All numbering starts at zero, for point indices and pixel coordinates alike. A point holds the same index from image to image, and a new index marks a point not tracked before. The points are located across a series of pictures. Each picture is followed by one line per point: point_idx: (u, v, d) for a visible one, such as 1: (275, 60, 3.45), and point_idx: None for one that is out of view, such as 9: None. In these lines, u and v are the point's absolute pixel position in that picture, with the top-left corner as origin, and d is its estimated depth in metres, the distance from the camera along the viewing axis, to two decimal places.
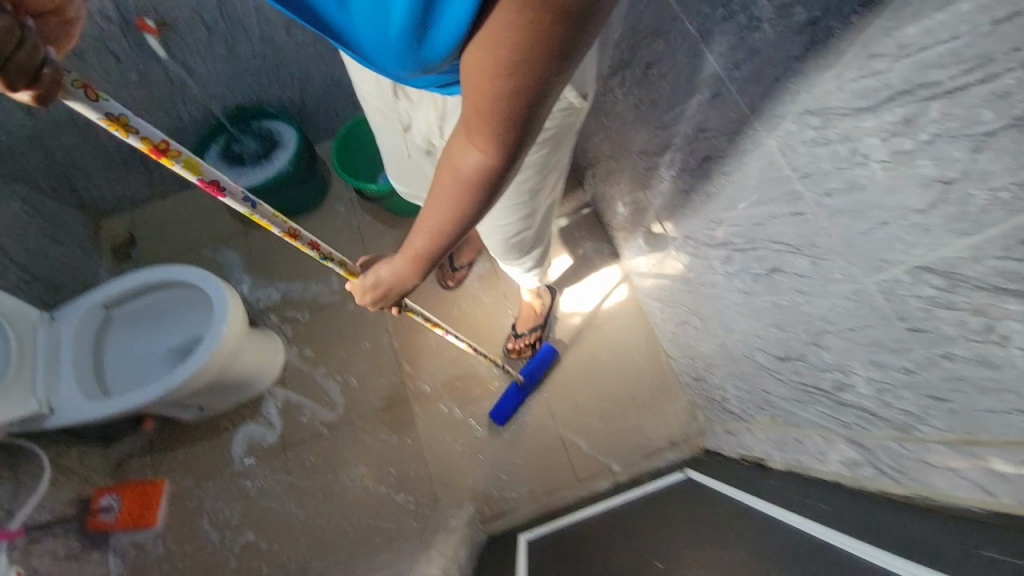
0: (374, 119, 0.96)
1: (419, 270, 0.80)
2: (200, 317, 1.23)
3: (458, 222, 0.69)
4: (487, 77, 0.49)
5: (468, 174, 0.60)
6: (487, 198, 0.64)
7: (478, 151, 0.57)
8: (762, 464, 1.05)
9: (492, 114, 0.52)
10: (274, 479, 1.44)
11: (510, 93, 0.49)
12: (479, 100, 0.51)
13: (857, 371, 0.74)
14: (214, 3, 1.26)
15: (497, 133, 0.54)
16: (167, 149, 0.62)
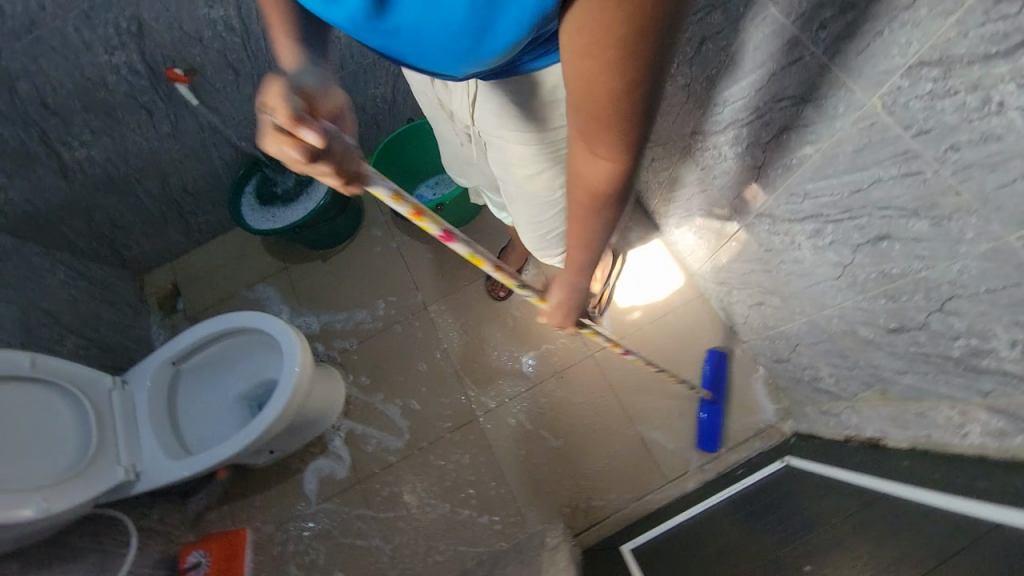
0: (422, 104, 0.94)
1: (583, 279, 0.77)
2: (269, 360, 1.24)
3: (599, 228, 0.66)
4: (605, 86, 0.46)
5: (598, 181, 0.57)
6: (624, 196, 0.61)
7: (603, 161, 0.55)
8: (880, 444, 0.99)
9: (614, 121, 0.49)
10: (354, 515, 1.41)
11: (630, 94, 0.46)
12: (596, 111, 0.48)
13: (1001, 335, 0.68)
14: (238, 43, 1.24)
15: (625, 134, 0.51)
16: (424, 211, 0.65)
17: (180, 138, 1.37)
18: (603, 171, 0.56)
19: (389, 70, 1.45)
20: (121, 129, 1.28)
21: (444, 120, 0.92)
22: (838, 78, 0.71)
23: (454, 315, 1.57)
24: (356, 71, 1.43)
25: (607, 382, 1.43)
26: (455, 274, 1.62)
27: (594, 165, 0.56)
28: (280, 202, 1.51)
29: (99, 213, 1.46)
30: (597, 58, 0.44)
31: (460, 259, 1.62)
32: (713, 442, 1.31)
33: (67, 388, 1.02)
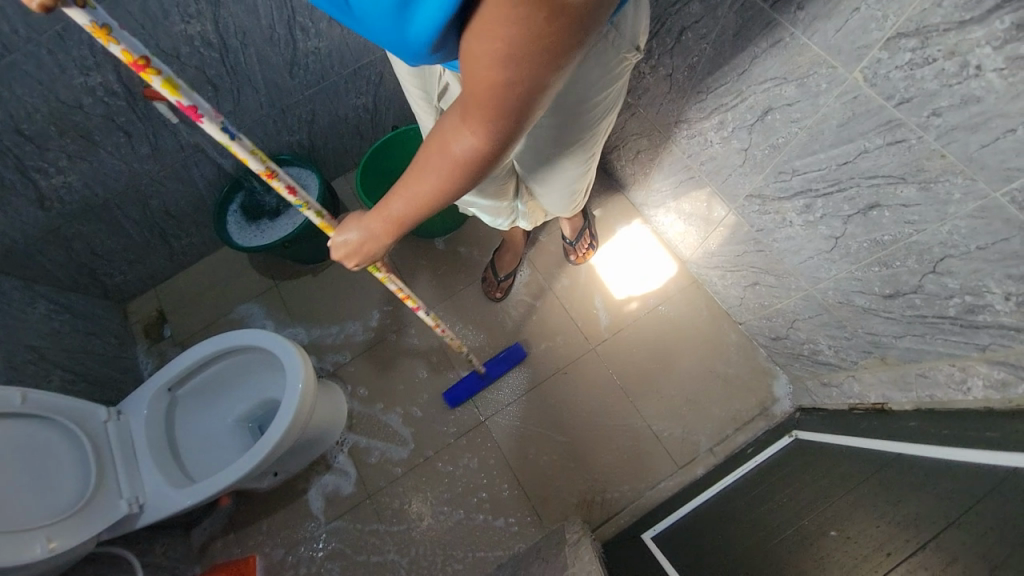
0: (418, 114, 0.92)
1: (396, 233, 0.76)
2: (270, 380, 1.23)
3: (440, 195, 0.66)
4: (490, 78, 0.45)
5: (463, 155, 0.57)
6: (478, 176, 0.61)
7: (468, 134, 0.54)
8: (884, 409, 1.02)
9: (491, 109, 0.49)
10: (366, 531, 1.38)
11: (508, 91, 0.46)
12: (478, 93, 0.47)
13: (994, 290, 0.71)
14: (217, 59, 1.22)
15: (500, 121, 0.51)
16: (149, 64, 0.59)
17: (161, 160, 1.34)
18: (468, 145, 0.55)
19: (370, 79, 1.45)
20: (98, 154, 1.25)
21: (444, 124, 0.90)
22: (820, 56, 0.74)
23: (453, 320, 1.56)
24: (337, 83, 1.42)
25: (610, 373, 1.44)
26: (450, 279, 1.61)
27: (461, 137, 0.55)
28: (268, 216, 1.49)
29: (79, 242, 1.41)
30: (487, 47, 0.42)
31: (454, 263, 1.62)
32: (458, 400, 1.44)
33: (63, 422, 0.98)
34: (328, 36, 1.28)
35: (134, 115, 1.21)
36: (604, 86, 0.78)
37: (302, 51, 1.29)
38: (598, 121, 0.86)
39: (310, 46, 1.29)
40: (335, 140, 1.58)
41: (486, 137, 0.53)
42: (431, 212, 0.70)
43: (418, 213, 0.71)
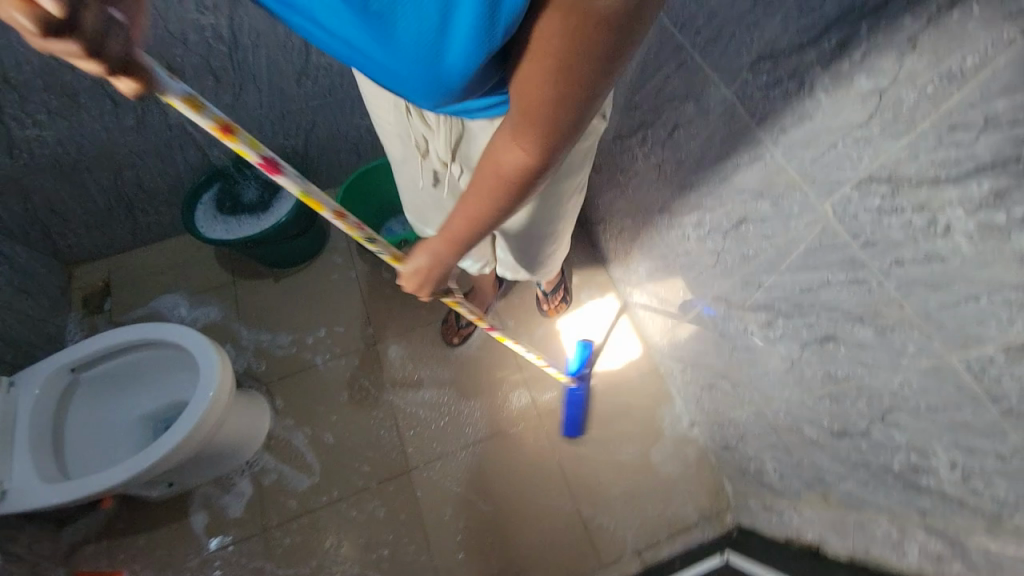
0: (390, 150, 0.92)
1: (455, 253, 0.75)
2: (185, 379, 1.14)
3: (486, 214, 0.65)
4: (541, 88, 0.46)
5: (510, 173, 0.56)
6: (524, 193, 0.60)
7: (517, 151, 0.54)
8: (819, 551, 0.95)
9: (538, 123, 0.50)
10: (252, 569, 1.25)
11: (559, 110, 0.48)
12: (528, 109, 0.49)
13: (939, 456, 0.67)
14: (225, 52, 1.22)
15: (552, 133, 0.50)
16: (232, 129, 0.58)
17: (145, 134, 1.31)
18: (512, 162, 0.55)
19: None
20: (81, 115, 1.22)
21: (413, 160, 0.90)
22: (795, 182, 0.74)
23: (405, 356, 1.50)
24: (343, 100, 1.43)
25: (552, 447, 1.37)
26: (413, 314, 1.55)
27: (508, 152, 0.55)
28: (239, 214, 1.45)
29: (39, 195, 1.36)
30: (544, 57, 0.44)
31: (422, 301, 1.57)
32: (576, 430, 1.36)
33: None
34: None
35: None
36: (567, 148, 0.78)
37: (314, 63, 1.30)
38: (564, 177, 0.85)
39: (322, 59, 1.30)
40: (330, 153, 1.57)
41: (534, 152, 0.53)
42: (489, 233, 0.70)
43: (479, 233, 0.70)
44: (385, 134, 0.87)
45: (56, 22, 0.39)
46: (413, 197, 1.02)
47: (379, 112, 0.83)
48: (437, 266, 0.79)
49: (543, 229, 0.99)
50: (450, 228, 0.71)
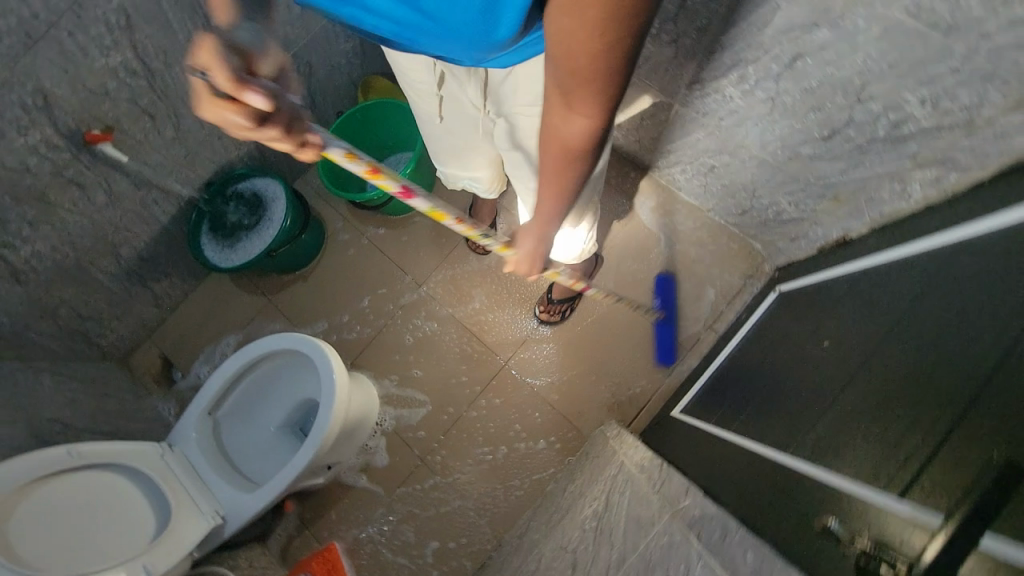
0: (417, 106, 1.00)
1: (553, 233, 0.86)
2: (302, 379, 1.27)
3: (571, 181, 0.73)
4: (587, 47, 0.52)
5: (576, 139, 0.65)
6: (597, 150, 0.68)
7: (579, 113, 0.61)
8: (846, 241, 1.14)
9: (591, 78, 0.55)
10: (427, 489, 1.49)
11: (606, 60, 0.53)
12: (579, 70, 0.55)
13: (910, 101, 0.81)
14: (147, 87, 1.16)
15: (603, 88, 0.57)
16: (379, 169, 0.73)
17: (120, 206, 1.31)
18: (579, 124, 0.63)
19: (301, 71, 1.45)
20: (59, 215, 1.22)
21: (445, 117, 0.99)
22: None
23: (449, 282, 1.63)
24: None
25: (606, 288, 1.54)
26: (436, 246, 1.66)
27: (576, 116, 0.62)
28: (241, 236, 1.48)
29: (65, 309, 1.39)
30: (584, 22, 0.50)
31: (438, 231, 1.67)
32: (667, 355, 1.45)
33: (116, 462, 1.02)
34: None
35: (82, 166, 1.17)
36: None
37: None
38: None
39: None
40: None
41: (593, 114, 0.61)
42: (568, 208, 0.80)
43: (567, 206, 0.80)
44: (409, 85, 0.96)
45: (259, 114, 0.63)
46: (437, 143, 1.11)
47: (410, 74, 0.92)
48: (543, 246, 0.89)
49: None
50: (541, 211, 0.81)
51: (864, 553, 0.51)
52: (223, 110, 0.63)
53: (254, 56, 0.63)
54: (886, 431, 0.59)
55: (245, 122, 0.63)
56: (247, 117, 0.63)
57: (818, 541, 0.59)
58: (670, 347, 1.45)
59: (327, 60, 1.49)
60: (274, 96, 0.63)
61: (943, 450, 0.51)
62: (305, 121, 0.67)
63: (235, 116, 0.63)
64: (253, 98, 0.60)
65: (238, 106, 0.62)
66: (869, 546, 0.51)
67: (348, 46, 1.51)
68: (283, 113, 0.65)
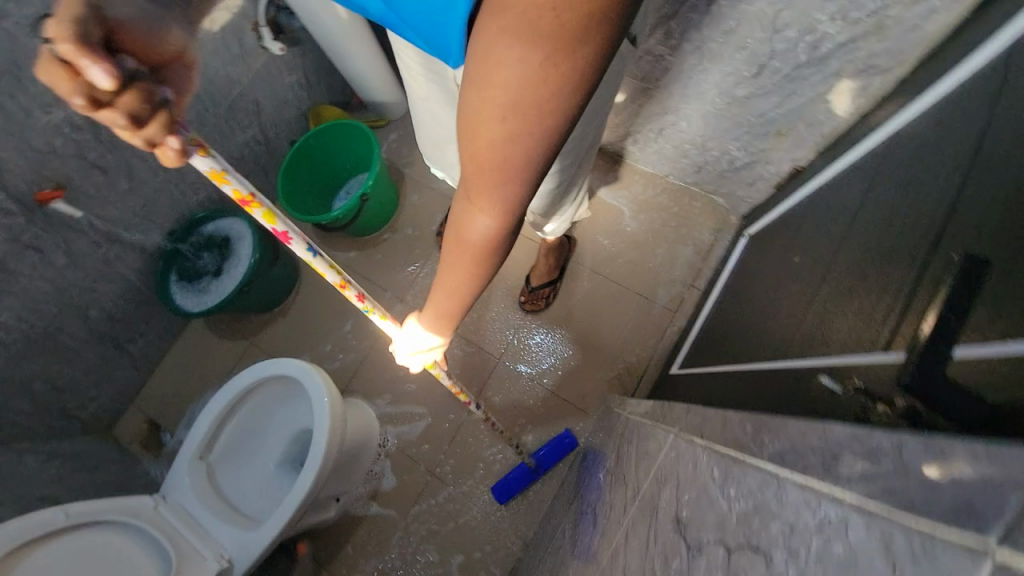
0: (417, 105, 0.90)
1: (449, 326, 0.78)
2: (295, 408, 1.24)
3: (469, 282, 0.67)
4: (493, 147, 0.46)
5: (479, 238, 0.58)
6: (499, 255, 0.63)
7: (483, 214, 0.55)
8: (798, 171, 1.18)
9: (499, 180, 0.49)
10: (443, 501, 1.44)
11: (509, 167, 0.48)
12: (483, 171, 0.49)
13: (821, 19, 0.86)
14: (93, 140, 1.16)
15: (515, 193, 0.51)
16: (255, 198, 0.59)
17: (81, 266, 1.28)
18: (488, 229, 0.57)
19: (248, 109, 1.47)
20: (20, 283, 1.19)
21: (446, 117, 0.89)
22: None
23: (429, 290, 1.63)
24: (217, 124, 1.41)
25: (584, 268, 1.56)
26: (410, 258, 1.67)
27: (481, 218, 0.55)
28: (210, 280, 1.47)
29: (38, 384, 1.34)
30: (494, 119, 0.44)
31: (410, 243, 1.67)
32: (509, 498, 1.39)
33: (111, 519, 0.99)
34: None
35: (36, 228, 1.15)
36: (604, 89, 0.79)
37: None
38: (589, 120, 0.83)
39: None
40: None
41: (496, 215, 0.54)
42: (472, 304, 0.73)
43: (461, 305, 0.73)
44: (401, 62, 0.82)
45: (99, 101, 0.47)
46: (429, 136, 0.97)
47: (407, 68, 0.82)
48: (436, 339, 0.82)
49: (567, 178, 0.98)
50: (438, 307, 0.73)
51: (858, 391, 0.44)
52: (55, 81, 0.47)
53: (132, 32, 0.52)
54: (883, 288, 0.55)
55: (80, 103, 0.47)
56: (86, 98, 0.47)
57: (813, 405, 0.52)
58: (513, 494, 1.39)
59: (273, 95, 1.52)
60: (136, 82, 0.49)
61: (928, 276, 0.47)
62: (175, 116, 0.51)
63: (69, 96, 0.47)
64: (101, 77, 0.45)
65: (72, 77, 0.46)
66: (860, 393, 0.44)
67: (292, 79, 1.55)
68: (143, 108, 0.49)
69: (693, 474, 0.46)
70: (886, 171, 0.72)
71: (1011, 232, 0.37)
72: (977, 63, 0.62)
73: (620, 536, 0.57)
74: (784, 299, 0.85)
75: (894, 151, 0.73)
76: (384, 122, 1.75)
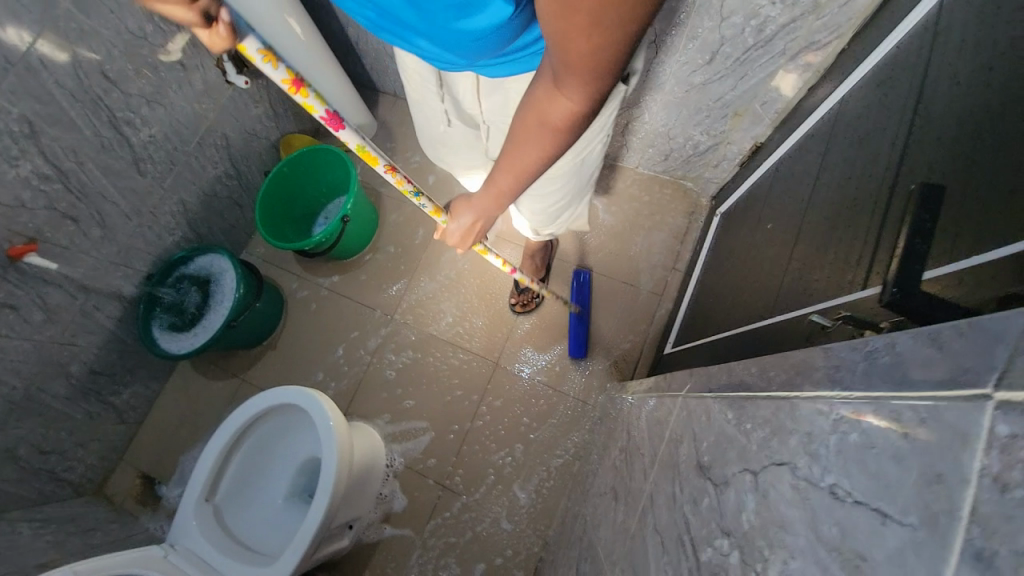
0: (417, 107, 0.94)
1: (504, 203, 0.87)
2: (300, 438, 1.23)
3: (538, 162, 0.75)
4: (584, 44, 0.52)
5: (560, 121, 0.66)
6: (575, 136, 0.70)
7: (569, 97, 0.62)
8: (759, 148, 1.26)
9: (587, 69, 0.56)
10: (458, 513, 1.43)
11: (598, 60, 0.54)
12: (575, 64, 0.55)
13: (763, 5, 0.93)
14: (63, 190, 1.14)
15: (601, 78, 0.58)
16: (303, 82, 0.68)
17: (59, 320, 1.24)
18: (570, 110, 0.64)
19: (217, 144, 1.46)
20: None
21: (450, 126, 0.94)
22: None
23: (418, 305, 1.63)
24: (187, 162, 1.40)
25: (567, 264, 1.59)
26: (395, 275, 1.67)
27: (569, 99, 0.62)
28: (199, 320, 1.46)
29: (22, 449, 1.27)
30: (582, 20, 0.49)
31: (394, 261, 1.68)
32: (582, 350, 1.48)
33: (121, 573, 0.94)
34: (156, 119, 1.27)
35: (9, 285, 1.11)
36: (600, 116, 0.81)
37: (139, 144, 1.26)
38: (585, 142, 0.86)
39: (144, 136, 1.26)
40: (215, 219, 1.56)
41: (583, 99, 0.62)
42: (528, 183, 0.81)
43: (521, 185, 0.81)
44: (403, 68, 0.85)
45: None
46: (429, 135, 1.01)
47: (410, 80, 0.87)
48: (489, 219, 0.91)
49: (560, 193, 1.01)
50: (501, 185, 0.81)
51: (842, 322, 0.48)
52: None
53: None
54: (853, 236, 0.60)
55: None
56: None
57: (803, 346, 0.55)
58: (584, 343, 1.49)
59: (241, 128, 1.52)
60: None
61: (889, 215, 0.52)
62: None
63: None
64: None
65: None
66: (846, 322, 0.47)
67: (258, 110, 1.55)
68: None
69: (708, 423, 0.48)
70: (841, 134, 0.78)
71: (982, 165, 0.42)
72: (908, 28, 0.68)
73: (645, 500, 0.59)
74: (762, 264, 0.90)
75: (845, 115, 0.79)
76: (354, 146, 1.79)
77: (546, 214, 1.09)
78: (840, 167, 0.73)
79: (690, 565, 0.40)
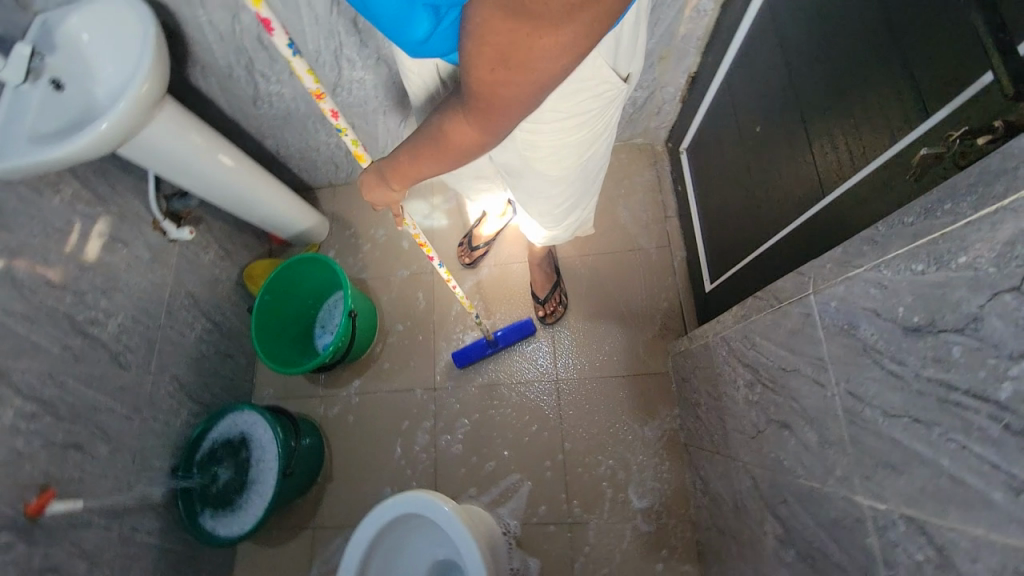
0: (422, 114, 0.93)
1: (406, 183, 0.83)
2: (418, 547, 1.12)
3: (439, 164, 0.73)
4: (485, 78, 0.50)
5: (460, 141, 0.64)
6: (472, 155, 0.68)
7: (474, 125, 0.60)
8: (693, 78, 1.33)
9: (494, 104, 0.54)
10: (597, 544, 1.32)
11: (495, 97, 0.53)
12: (483, 97, 0.54)
13: None
14: (53, 420, 1.00)
15: (509, 114, 0.56)
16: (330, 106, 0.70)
17: (101, 562, 1.07)
18: (473, 134, 0.62)
19: (185, 304, 1.36)
20: None
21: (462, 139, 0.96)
22: None
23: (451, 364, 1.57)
24: (164, 336, 1.29)
25: (571, 258, 1.59)
26: (415, 348, 1.60)
27: (472, 127, 0.60)
28: (240, 490, 1.30)
29: None
30: (482, 55, 0.47)
31: (407, 336, 1.61)
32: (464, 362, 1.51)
33: None
34: (117, 305, 1.16)
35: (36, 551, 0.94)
36: (605, 110, 0.80)
37: (110, 338, 1.14)
38: (589, 142, 0.85)
39: (113, 328, 1.15)
40: (211, 380, 1.43)
41: (481, 129, 0.60)
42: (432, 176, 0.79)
43: (418, 171, 0.78)
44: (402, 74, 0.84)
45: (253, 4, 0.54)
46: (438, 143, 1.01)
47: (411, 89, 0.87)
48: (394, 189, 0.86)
49: (571, 193, 1.01)
50: (403, 160, 0.76)
51: (962, 137, 0.49)
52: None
53: None
54: (881, 73, 0.62)
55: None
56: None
57: (914, 187, 0.56)
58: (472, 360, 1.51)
59: (201, 279, 1.43)
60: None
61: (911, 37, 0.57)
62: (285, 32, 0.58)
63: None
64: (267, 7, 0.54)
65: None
66: (963, 133, 0.49)
67: (210, 255, 1.47)
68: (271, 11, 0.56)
69: (889, 290, 0.48)
70: (790, 18, 0.83)
71: None
72: None
73: (838, 401, 0.57)
74: (772, 161, 0.93)
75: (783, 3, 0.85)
76: (316, 247, 1.73)
77: (555, 215, 1.09)
78: (810, 43, 0.78)
79: (981, 412, 0.39)
